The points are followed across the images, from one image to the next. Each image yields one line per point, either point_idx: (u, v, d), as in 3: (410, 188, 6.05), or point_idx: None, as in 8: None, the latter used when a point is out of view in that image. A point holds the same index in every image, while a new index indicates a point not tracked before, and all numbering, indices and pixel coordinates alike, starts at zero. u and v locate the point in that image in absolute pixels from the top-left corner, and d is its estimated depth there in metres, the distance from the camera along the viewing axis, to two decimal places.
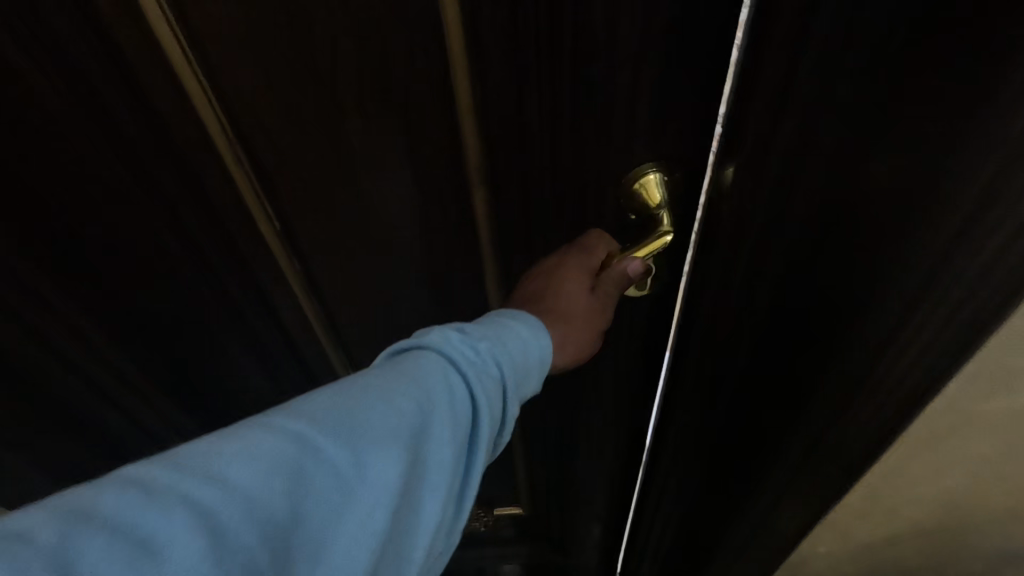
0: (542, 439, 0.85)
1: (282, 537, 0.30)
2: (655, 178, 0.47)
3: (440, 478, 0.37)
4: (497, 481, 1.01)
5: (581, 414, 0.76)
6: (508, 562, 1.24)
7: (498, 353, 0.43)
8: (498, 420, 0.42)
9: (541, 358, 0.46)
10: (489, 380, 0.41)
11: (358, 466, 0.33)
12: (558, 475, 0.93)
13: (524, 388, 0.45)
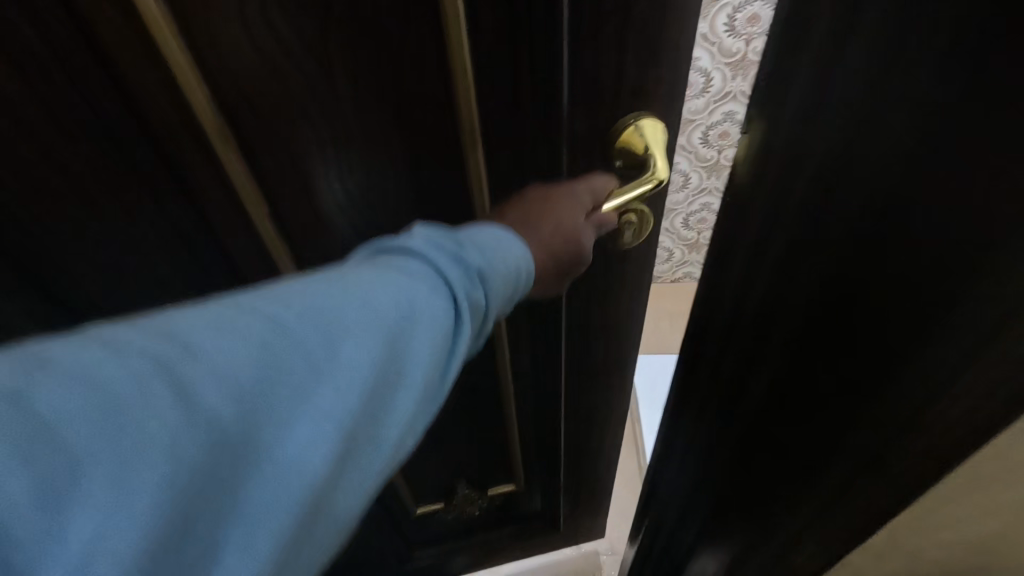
0: (535, 395, 0.94)
1: (253, 412, 0.30)
2: (637, 123, 0.57)
3: (421, 373, 0.38)
4: (492, 439, 1.05)
5: (571, 346, 0.84)
6: (502, 521, 1.35)
7: (477, 265, 0.44)
8: (473, 324, 0.44)
9: (516, 272, 0.48)
10: (467, 285, 0.43)
11: (341, 347, 0.34)
12: (551, 428, 1.02)
13: (497, 300, 0.46)
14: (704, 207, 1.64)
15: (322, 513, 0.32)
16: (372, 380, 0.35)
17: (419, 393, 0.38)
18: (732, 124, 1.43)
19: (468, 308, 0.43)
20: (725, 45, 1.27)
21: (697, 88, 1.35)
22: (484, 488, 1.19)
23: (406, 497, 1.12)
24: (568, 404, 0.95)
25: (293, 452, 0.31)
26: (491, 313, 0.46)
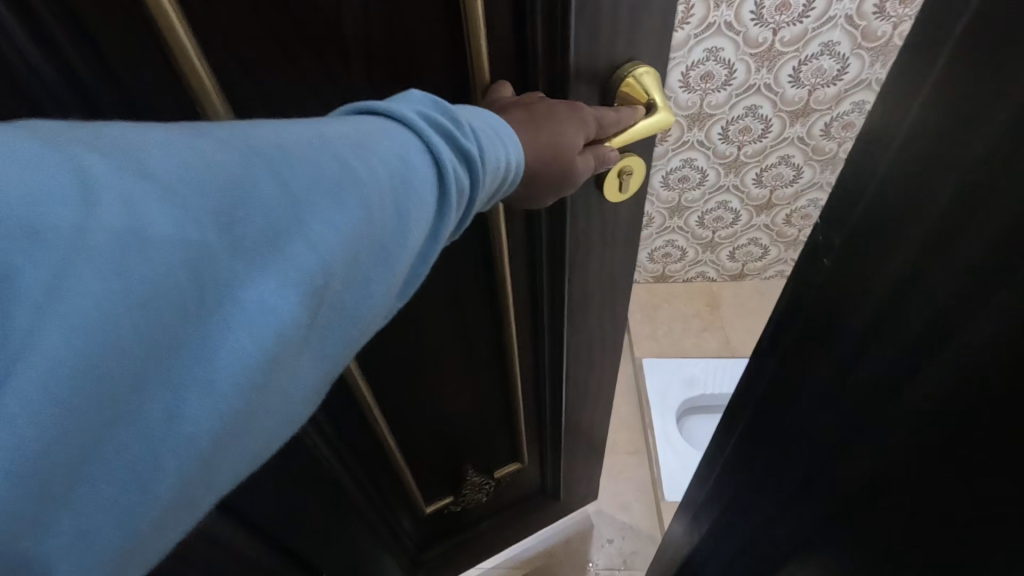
0: (534, 365, 0.90)
1: (214, 254, 0.25)
2: (632, 66, 0.53)
3: (397, 256, 0.33)
4: (496, 416, 0.99)
5: (576, 316, 0.79)
6: (507, 513, 1.24)
7: (473, 151, 0.38)
8: (456, 215, 0.38)
9: (509, 172, 0.42)
10: (458, 173, 0.37)
11: (321, 204, 0.28)
12: (552, 404, 0.99)
13: (483, 196, 0.41)
14: (721, 205, 1.57)
15: (279, 396, 0.28)
16: (349, 252, 0.29)
17: (391, 277, 0.33)
18: (754, 119, 1.35)
19: (456, 195, 0.37)
20: (751, 34, 1.19)
21: (719, 81, 1.28)
22: (490, 472, 1.10)
23: (411, 487, 1.02)
24: (570, 377, 0.92)
25: (256, 320, 0.25)
26: (473, 206, 0.41)
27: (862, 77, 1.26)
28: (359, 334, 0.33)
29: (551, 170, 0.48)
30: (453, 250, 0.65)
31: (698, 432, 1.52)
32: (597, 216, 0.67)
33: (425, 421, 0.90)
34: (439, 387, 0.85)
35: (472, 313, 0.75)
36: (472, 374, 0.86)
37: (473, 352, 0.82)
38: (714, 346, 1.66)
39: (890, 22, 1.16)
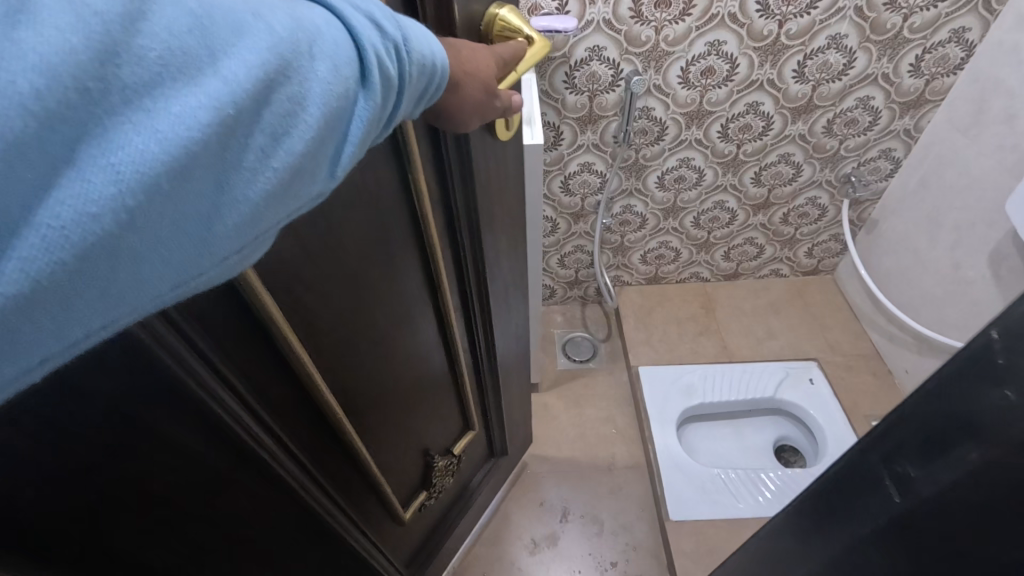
0: (461, 312, 0.83)
1: (117, 51, 0.20)
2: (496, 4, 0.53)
3: (320, 125, 0.28)
4: (443, 390, 0.90)
5: (485, 254, 0.77)
6: (465, 491, 1.19)
7: (399, 39, 0.32)
8: (386, 109, 0.33)
9: (436, 79, 0.37)
10: (389, 59, 0.32)
11: (228, 48, 0.24)
12: (486, 349, 0.95)
13: (409, 95, 0.35)
14: (718, 205, 1.50)
15: (154, 251, 0.23)
16: (266, 97, 0.25)
17: (313, 150, 0.28)
18: (755, 116, 1.28)
19: (387, 81, 0.32)
20: (756, 27, 1.11)
21: (721, 76, 1.19)
22: (449, 450, 1.02)
23: (393, 501, 0.88)
24: (485, 321, 0.89)
25: (163, 133, 0.21)
26: (403, 108, 0.35)
27: (868, 72, 1.20)
28: (272, 213, 0.28)
29: (479, 86, 0.49)
30: (381, 209, 0.54)
31: (697, 441, 1.49)
32: (489, 155, 0.66)
33: (395, 427, 0.78)
34: (402, 375, 0.73)
35: (411, 280, 0.65)
36: (421, 353, 0.76)
37: (419, 327, 0.72)
38: (711, 351, 1.60)
39: (901, 13, 1.10)
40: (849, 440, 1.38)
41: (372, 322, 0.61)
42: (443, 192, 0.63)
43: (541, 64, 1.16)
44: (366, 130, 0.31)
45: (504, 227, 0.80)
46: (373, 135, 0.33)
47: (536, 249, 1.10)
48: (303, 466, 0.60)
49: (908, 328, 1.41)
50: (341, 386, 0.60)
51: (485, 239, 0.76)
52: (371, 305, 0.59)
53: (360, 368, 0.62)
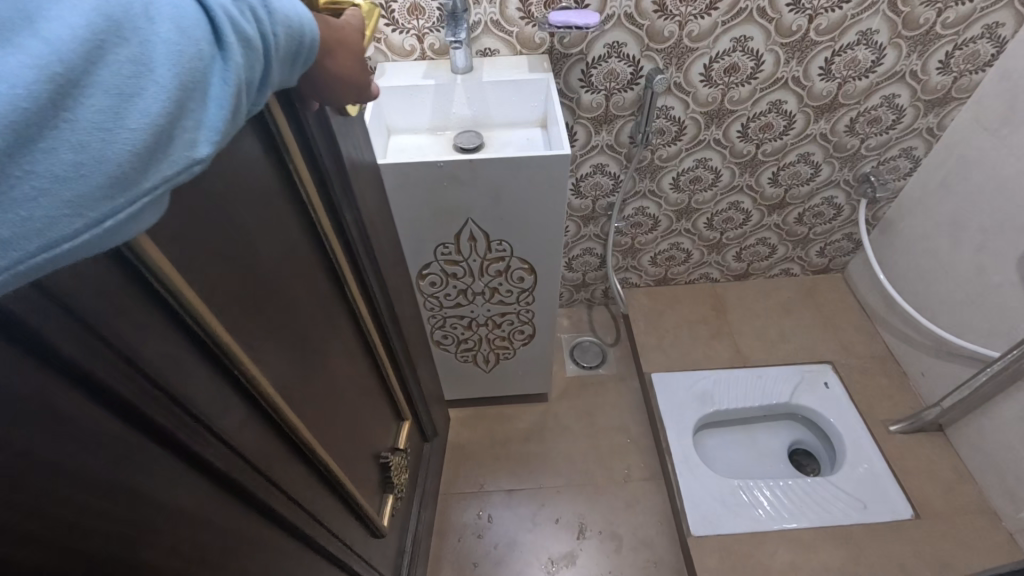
0: (374, 312, 0.80)
1: None
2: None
3: (175, 80, 0.26)
4: (375, 393, 0.86)
5: (372, 240, 0.75)
6: (422, 486, 1.16)
7: (256, 3, 0.33)
8: (253, 71, 0.32)
9: (306, 42, 0.37)
10: (244, 20, 0.31)
11: (48, 15, 0.23)
12: (396, 332, 0.89)
13: (278, 58, 0.35)
14: (732, 206, 1.45)
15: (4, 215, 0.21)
16: (102, 55, 0.24)
17: (177, 108, 0.27)
18: (777, 115, 1.22)
19: (246, 41, 0.31)
20: (785, 22, 1.04)
21: (745, 74, 1.13)
22: (394, 446, 0.96)
23: (369, 513, 0.84)
24: (393, 316, 0.87)
25: None
26: (274, 71, 0.34)
27: (896, 69, 1.14)
28: (145, 177, 0.26)
29: (353, 56, 0.48)
30: (277, 199, 0.51)
31: (713, 449, 1.45)
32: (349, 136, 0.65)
33: (343, 430, 0.72)
34: (334, 368, 0.67)
35: (310, 265, 0.59)
36: (343, 345, 0.70)
37: (334, 316, 0.66)
38: (724, 355, 1.56)
39: (935, 8, 1.04)
40: (867, 446, 1.35)
41: (289, 317, 0.54)
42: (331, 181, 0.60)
43: (557, 61, 1.08)
44: (237, 90, 0.30)
45: (371, 201, 0.75)
46: (246, 100, 0.32)
47: (558, 262, 1.04)
48: (279, 486, 0.54)
49: (927, 331, 1.39)
50: (284, 387, 0.54)
51: (371, 221, 0.75)
52: (279, 297, 0.53)
53: (294, 367, 0.56)
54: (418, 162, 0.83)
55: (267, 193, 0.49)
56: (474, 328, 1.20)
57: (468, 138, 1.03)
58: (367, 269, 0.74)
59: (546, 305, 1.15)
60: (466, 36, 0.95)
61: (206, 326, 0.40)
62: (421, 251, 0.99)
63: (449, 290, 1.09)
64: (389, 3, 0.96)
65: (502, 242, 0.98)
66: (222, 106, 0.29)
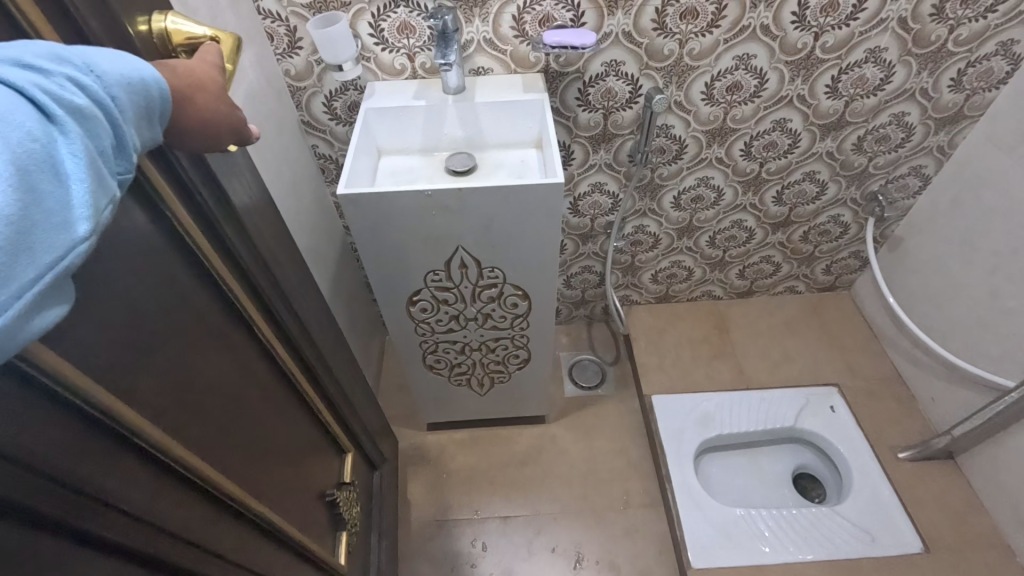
0: (296, 351, 0.77)
1: None
2: (147, 21, 0.46)
3: (16, 173, 0.25)
4: (309, 430, 0.82)
5: (283, 276, 0.71)
6: (380, 518, 1.11)
7: (80, 68, 0.30)
8: (102, 138, 0.30)
9: (153, 96, 0.34)
10: (71, 90, 0.29)
11: None
12: (322, 365, 0.84)
13: (131, 115, 0.33)
14: (736, 224, 1.41)
15: None
16: None
17: (28, 199, 0.25)
18: (781, 134, 1.18)
19: (82, 110, 0.29)
20: (790, 39, 1.00)
21: (747, 92, 1.09)
22: (339, 481, 0.92)
23: (319, 554, 0.81)
24: (321, 350, 0.83)
25: None
26: (129, 131, 0.32)
27: (905, 87, 1.10)
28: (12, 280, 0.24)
29: (213, 95, 0.44)
30: (154, 250, 0.48)
31: (715, 474, 1.40)
32: (245, 173, 0.61)
33: (273, 473, 0.69)
34: (245, 409, 0.63)
35: (199, 302, 0.54)
36: (257, 386, 0.66)
37: (243, 360, 0.63)
38: (727, 375, 1.52)
39: (947, 24, 1.00)
40: (875, 473, 1.31)
41: (178, 360, 0.51)
42: (224, 221, 0.57)
43: (552, 80, 1.04)
44: (91, 164, 0.29)
45: (276, 241, 0.69)
46: (108, 170, 0.30)
47: (552, 289, 1.00)
48: (190, 544, 0.51)
49: (937, 355, 1.34)
50: (184, 435, 0.51)
51: (285, 257, 0.72)
52: (162, 341, 0.49)
53: (195, 416, 0.53)
54: (406, 191, 0.80)
55: (142, 246, 0.46)
56: (468, 353, 1.17)
57: (460, 160, 0.99)
58: (280, 307, 0.70)
59: (540, 331, 1.11)
60: (456, 57, 0.92)
61: (77, 396, 0.38)
62: (410, 278, 0.96)
63: (440, 316, 1.05)
64: (378, 21, 0.93)
65: (494, 269, 0.95)
66: (83, 179, 0.28)
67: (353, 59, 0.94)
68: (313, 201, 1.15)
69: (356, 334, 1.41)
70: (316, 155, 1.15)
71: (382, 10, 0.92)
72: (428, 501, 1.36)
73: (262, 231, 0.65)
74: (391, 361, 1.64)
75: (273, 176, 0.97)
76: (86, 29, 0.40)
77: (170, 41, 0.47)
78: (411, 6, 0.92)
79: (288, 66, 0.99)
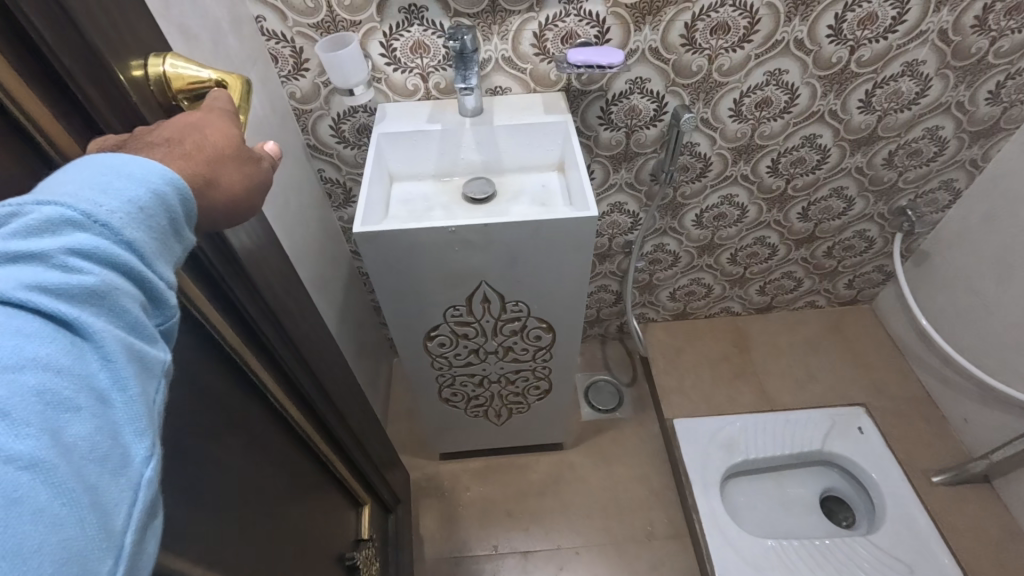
0: (310, 409, 0.71)
1: None
2: (143, 66, 0.40)
3: (57, 428, 0.24)
4: (325, 492, 0.76)
5: (299, 331, 0.65)
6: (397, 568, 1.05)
7: (87, 232, 0.28)
8: (129, 310, 0.29)
9: (166, 216, 0.31)
10: (78, 270, 0.27)
11: None
12: (336, 414, 0.78)
13: (153, 252, 0.30)
14: (759, 241, 1.36)
15: None
16: None
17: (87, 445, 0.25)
18: (810, 150, 1.13)
19: (99, 293, 0.27)
20: (824, 54, 0.95)
21: (777, 108, 1.04)
22: (357, 539, 0.87)
23: None
24: (337, 402, 0.77)
25: None
26: (153, 278, 0.30)
27: (941, 100, 1.05)
28: (121, 522, 0.26)
29: (235, 168, 0.38)
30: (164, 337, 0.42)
31: (742, 500, 1.34)
32: (256, 226, 0.55)
33: (290, 551, 0.64)
34: (258, 483, 0.57)
35: (207, 377, 0.48)
36: (271, 457, 0.60)
37: (256, 432, 0.57)
38: (749, 398, 1.47)
39: (989, 36, 0.95)
40: (910, 500, 1.26)
41: (186, 451, 0.45)
42: (235, 285, 0.51)
43: (574, 99, 0.98)
44: (127, 355, 0.28)
45: (286, 285, 0.62)
46: (142, 344, 0.29)
47: (578, 323, 0.94)
48: None
49: (970, 376, 1.29)
50: (194, 536, 0.46)
51: (300, 309, 0.66)
52: (161, 434, 0.42)
53: (205, 511, 0.47)
54: (428, 227, 0.74)
55: None
56: (486, 385, 1.11)
57: (479, 187, 0.93)
58: (294, 366, 0.64)
59: (562, 363, 1.05)
60: (477, 79, 0.88)
61: None
62: (427, 315, 0.90)
63: (458, 351, 1.00)
64: (390, 41, 0.87)
65: (518, 303, 0.89)
66: (123, 384, 0.27)
67: (365, 82, 0.88)
68: (319, 228, 1.08)
69: (365, 362, 1.35)
70: (323, 179, 1.09)
71: (395, 29, 0.86)
72: (443, 538, 1.30)
73: (277, 285, 0.59)
74: (401, 386, 1.58)
75: (279, 207, 0.90)
76: (76, 90, 0.34)
77: (168, 85, 0.41)
78: (426, 24, 0.86)
79: (293, 89, 0.93)
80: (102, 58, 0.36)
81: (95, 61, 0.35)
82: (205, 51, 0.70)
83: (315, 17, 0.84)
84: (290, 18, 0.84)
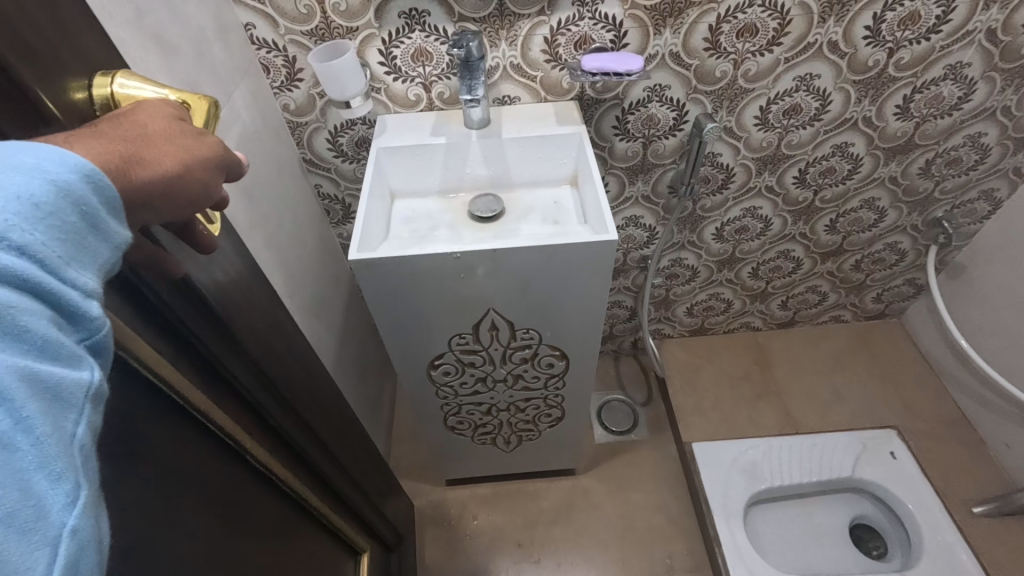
0: (298, 457, 0.64)
1: None
2: (85, 89, 0.33)
3: None
4: (315, 544, 0.69)
5: (286, 374, 0.58)
6: None
7: None
8: (35, 328, 0.22)
9: (74, 213, 0.25)
10: None
11: None
12: (329, 457, 0.71)
13: (60, 253, 0.24)
14: (782, 254, 1.28)
15: None
16: None
17: None
18: (841, 159, 1.05)
19: None
20: (860, 56, 0.87)
21: (807, 115, 0.96)
22: None
23: None
24: (330, 445, 0.71)
25: None
26: (63, 287, 0.23)
27: (986, 105, 0.97)
28: None
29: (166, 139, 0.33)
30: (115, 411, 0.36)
31: (767, 531, 1.25)
32: (233, 262, 0.48)
33: None
34: (233, 554, 0.50)
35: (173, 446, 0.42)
36: (250, 521, 0.54)
37: (232, 497, 0.51)
38: (771, 419, 1.39)
39: None
40: (949, 532, 1.17)
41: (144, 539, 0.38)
42: (207, 335, 0.44)
43: (587, 107, 0.91)
44: (33, 386, 0.21)
45: (271, 325, 0.55)
46: (58, 369, 0.23)
47: (594, 350, 0.87)
48: None
49: (1011, 397, 1.21)
50: None
51: (288, 349, 0.59)
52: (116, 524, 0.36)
53: None
54: (429, 253, 0.67)
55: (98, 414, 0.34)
56: (493, 413, 1.04)
57: (485, 204, 0.87)
58: (280, 415, 0.58)
59: (575, 391, 0.98)
60: (483, 91, 0.82)
61: None
62: (430, 343, 0.83)
63: (464, 379, 0.93)
64: (389, 49, 0.81)
65: (529, 331, 0.82)
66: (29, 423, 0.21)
67: (364, 93, 0.81)
68: (316, 247, 1.02)
69: (366, 385, 1.28)
70: (320, 195, 1.02)
71: (394, 36, 0.79)
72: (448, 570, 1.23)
73: (259, 326, 0.53)
74: (404, 406, 1.51)
75: (272, 229, 0.84)
76: None
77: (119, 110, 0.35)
78: (428, 30, 0.79)
79: (286, 101, 0.86)
80: (23, 82, 0.29)
81: (13, 86, 0.28)
82: (185, 63, 0.64)
83: (309, 23, 0.77)
84: (282, 25, 0.77)
